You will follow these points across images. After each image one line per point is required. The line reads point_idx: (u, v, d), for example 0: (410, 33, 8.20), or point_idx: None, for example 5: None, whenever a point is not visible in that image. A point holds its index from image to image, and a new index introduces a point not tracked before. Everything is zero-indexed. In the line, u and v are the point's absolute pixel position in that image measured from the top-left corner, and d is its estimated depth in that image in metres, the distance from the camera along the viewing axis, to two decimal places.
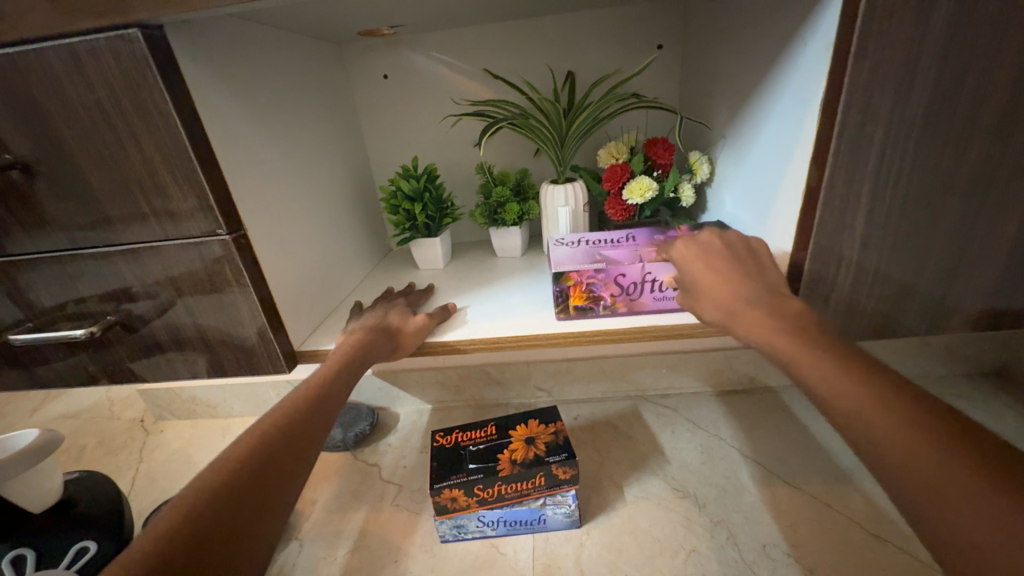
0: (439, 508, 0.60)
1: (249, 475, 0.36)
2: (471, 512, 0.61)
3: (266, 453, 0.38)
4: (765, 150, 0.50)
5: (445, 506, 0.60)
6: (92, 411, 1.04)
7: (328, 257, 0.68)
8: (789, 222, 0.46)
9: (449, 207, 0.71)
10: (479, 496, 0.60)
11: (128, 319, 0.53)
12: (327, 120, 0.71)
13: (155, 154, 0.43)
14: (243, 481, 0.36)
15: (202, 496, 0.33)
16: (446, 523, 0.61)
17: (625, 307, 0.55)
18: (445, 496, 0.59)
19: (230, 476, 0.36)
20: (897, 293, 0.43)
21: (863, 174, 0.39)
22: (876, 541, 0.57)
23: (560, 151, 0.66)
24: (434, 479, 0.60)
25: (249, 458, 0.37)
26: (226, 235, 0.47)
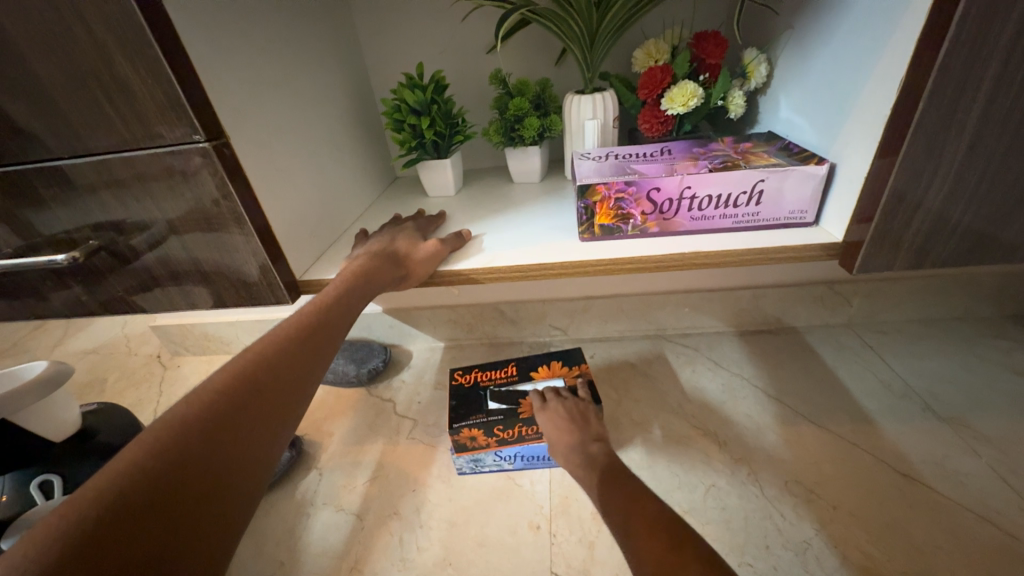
0: (459, 446, 0.58)
1: (230, 408, 0.34)
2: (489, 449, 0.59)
3: (250, 386, 0.36)
4: (846, 36, 0.41)
5: (464, 445, 0.58)
6: (110, 347, 1.04)
7: (328, 181, 0.61)
8: (872, 124, 0.38)
9: (460, 123, 0.63)
10: (499, 435, 0.58)
11: (112, 244, 0.48)
12: (317, 19, 0.61)
13: (110, 38, 0.36)
14: (224, 412, 0.33)
15: (174, 428, 0.31)
16: (463, 457, 0.60)
17: (657, 227, 0.49)
18: (466, 434, 0.57)
19: (208, 407, 0.33)
20: (997, 210, 0.36)
21: (991, 52, 0.30)
22: (906, 480, 0.55)
23: (589, 53, 0.56)
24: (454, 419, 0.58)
25: (229, 390, 0.34)
26: (205, 142, 0.41)
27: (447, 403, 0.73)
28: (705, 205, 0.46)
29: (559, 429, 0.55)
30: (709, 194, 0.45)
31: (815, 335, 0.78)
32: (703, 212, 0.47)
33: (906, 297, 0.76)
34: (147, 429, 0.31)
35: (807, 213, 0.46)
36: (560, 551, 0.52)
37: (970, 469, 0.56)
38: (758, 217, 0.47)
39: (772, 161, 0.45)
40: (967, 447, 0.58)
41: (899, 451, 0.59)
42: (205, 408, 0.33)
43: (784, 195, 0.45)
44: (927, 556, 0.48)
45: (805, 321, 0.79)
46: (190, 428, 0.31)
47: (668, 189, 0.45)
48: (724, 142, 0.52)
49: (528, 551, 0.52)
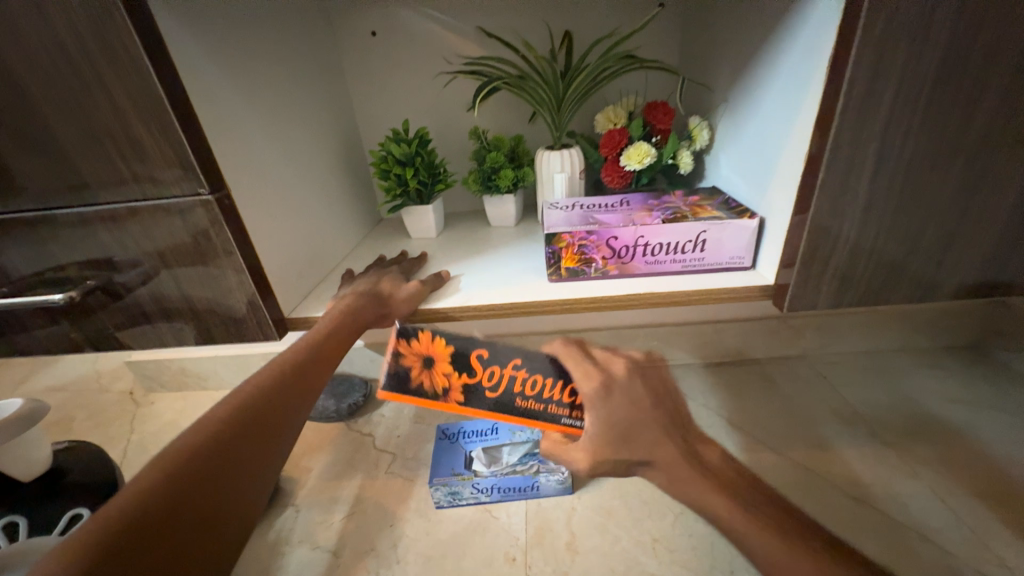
0: (397, 378, 0.41)
1: (226, 445, 0.36)
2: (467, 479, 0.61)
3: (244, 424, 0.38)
4: (767, 113, 0.49)
5: (408, 375, 0.42)
6: (80, 383, 1.02)
7: (316, 224, 0.66)
8: (790, 186, 0.45)
9: (442, 173, 0.69)
10: (472, 377, 0.41)
11: (109, 285, 0.51)
12: (314, 80, 0.67)
13: (129, 106, 0.40)
14: (225, 442, 0.36)
15: (181, 456, 0.34)
16: (440, 490, 0.62)
17: (616, 270, 0.54)
18: (420, 351, 0.41)
19: (212, 437, 0.36)
20: (894, 260, 0.43)
21: (870, 135, 0.38)
22: (855, 503, 0.60)
23: (556, 115, 0.63)
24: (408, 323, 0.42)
25: (227, 426, 0.37)
26: (208, 195, 0.45)
27: (426, 437, 0.75)
28: (658, 251, 0.52)
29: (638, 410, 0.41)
30: (661, 242, 0.51)
31: (773, 366, 0.84)
32: (656, 257, 0.53)
33: (852, 331, 0.83)
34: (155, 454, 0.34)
35: (745, 258, 0.53)
36: None
37: (914, 491, 0.61)
38: (704, 261, 0.53)
39: (713, 215, 0.52)
40: (910, 470, 0.63)
41: (848, 475, 0.63)
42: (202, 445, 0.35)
43: (724, 243, 0.52)
44: None
45: (763, 353, 0.85)
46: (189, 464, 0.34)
47: (624, 238, 0.51)
48: (675, 196, 0.59)
49: None
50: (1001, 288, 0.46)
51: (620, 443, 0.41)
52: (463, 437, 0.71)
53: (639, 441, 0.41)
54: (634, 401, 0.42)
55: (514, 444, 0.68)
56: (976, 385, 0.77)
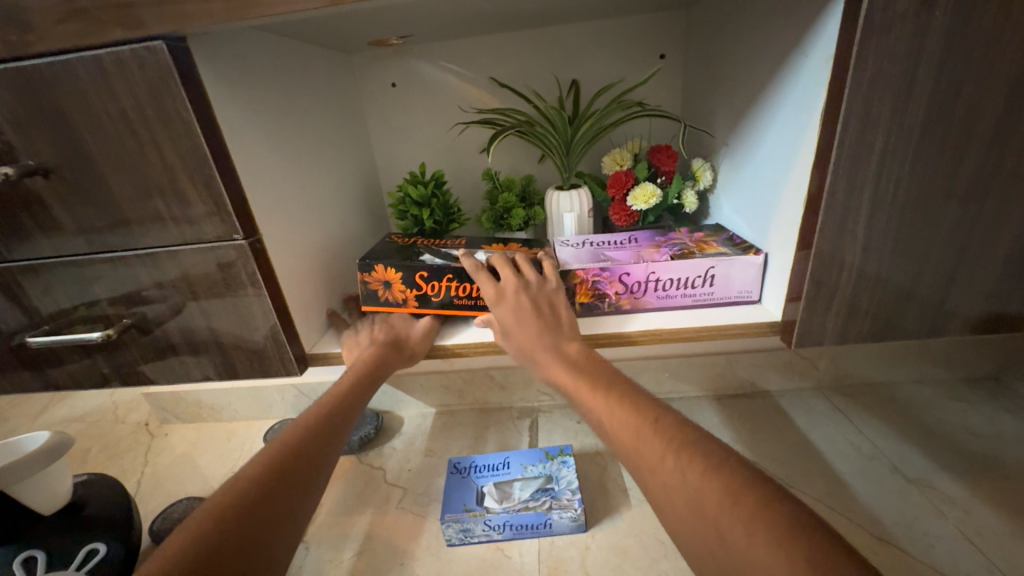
0: (368, 296, 0.60)
1: (258, 497, 0.38)
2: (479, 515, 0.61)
3: (274, 475, 0.40)
4: (765, 159, 0.52)
5: (377, 293, 0.60)
6: (97, 415, 1.04)
7: (336, 261, 0.69)
8: (791, 227, 0.47)
9: (456, 212, 0.72)
10: (421, 289, 0.58)
11: (142, 322, 0.54)
12: (338, 127, 0.72)
13: (175, 159, 0.44)
14: (254, 496, 0.38)
15: (213, 514, 0.36)
16: (452, 527, 0.61)
17: (629, 304, 0.56)
18: (379, 277, 0.58)
19: (240, 494, 0.38)
20: (897, 298, 0.45)
21: (864, 181, 0.40)
22: (880, 544, 0.58)
23: (566, 158, 0.66)
24: (369, 258, 0.59)
25: (255, 481, 0.39)
26: (242, 240, 0.48)
27: (437, 471, 0.75)
28: (669, 287, 0.55)
29: (520, 322, 0.51)
30: (671, 277, 0.54)
31: (786, 399, 0.84)
32: (667, 292, 0.55)
33: (865, 363, 0.83)
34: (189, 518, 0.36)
35: (753, 293, 0.55)
36: None
37: (942, 532, 0.59)
38: (713, 295, 0.55)
39: (719, 251, 0.54)
40: (935, 509, 0.62)
41: (871, 514, 0.62)
42: (235, 502, 0.37)
43: (732, 278, 0.54)
44: None
45: (776, 386, 0.85)
46: (224, 522, 0.35)
47: (637, 275, 0.54)
48: (681, 233, 0.61)
49: None
50: (1009, 324, 0.47)
51: (512, 333, 0.51)
52: (475, 471, 0.71)
53: (522, 334, 0.51)
54: (527, 301, 0.51)
55: (525, 479, 0.68)
56: (999, 418, 0.76)
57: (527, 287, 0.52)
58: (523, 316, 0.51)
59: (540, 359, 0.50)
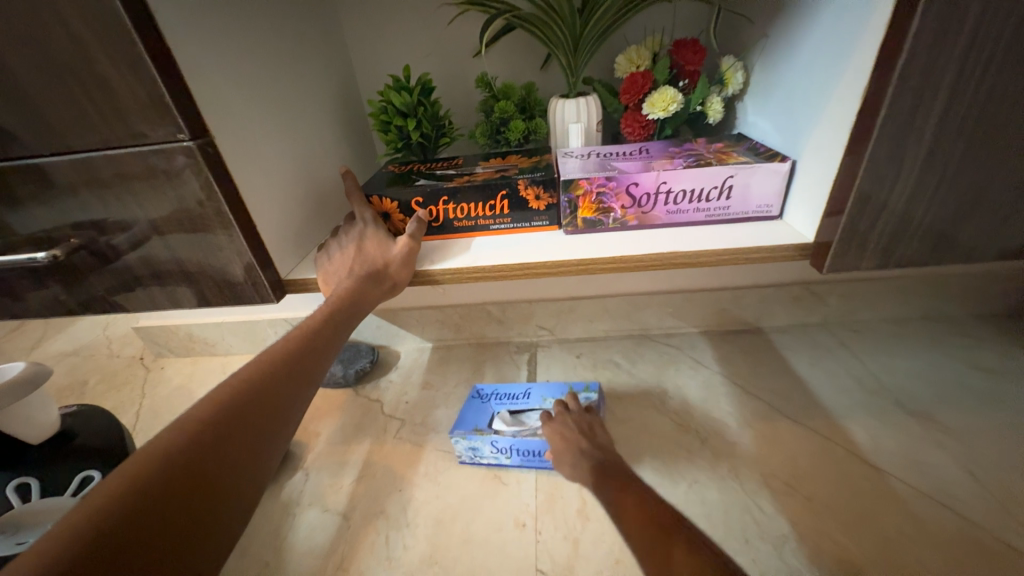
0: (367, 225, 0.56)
1: (188, 474, 0.32)
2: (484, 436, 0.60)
3: (208, 448, 0.34)
4: (815, 45, 0.43)
5: None
6: (91, 348, 1.02)
7: (314, 180, 0.61)
8: (840, 131, 0.40)
9: (447, 125, 0.63)
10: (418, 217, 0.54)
11: (95, 244, 0.48)
12: (306, 19, 0.61)
13: (91, 36, 0.36)
14: (212, 437, 0.35)
15: (166, 452, 0.32)
16: (462, 443, 0.61)
17: (635, 220, 0.51)
18: (377, 210, 0.54)
19: (195, 435, 0.34)
20: (959, 214, 0.39)
21: (946, 62, 0.32)
22: (879, 473, 0.57)
23: (572, 57, 0.57)
24: (368, 189, 0.54)
25: (212, 422, 0.36)
26: (190, 142, 0.41)
27: (434, 403, 0.73)
28: (680, 200, 0.49)
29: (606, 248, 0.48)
30: (685, 189, 0.48)
31: (792, 333, 0.81)
32: (679, 206, 0.50)
33: (880, 296, 0.79)
34: (134, 456, 0.32)
35: (773, 207, 0.49)
36: (545, 548, 0.53)
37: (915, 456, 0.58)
38: (728, 210, 0.50)
39: (741, 158, 0.48)
40: (940, 442, 0.60)
41: (874, 447, 0.60)
42: (160, 469, 0.31)
43: (751, 189, 0.48)
44: (899, 548, 0.50)
45: (783, 320, 0.82)
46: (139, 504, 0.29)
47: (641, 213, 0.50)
48: (699, 143, 0.54)
49: (514, 548, 0.53)
50: None
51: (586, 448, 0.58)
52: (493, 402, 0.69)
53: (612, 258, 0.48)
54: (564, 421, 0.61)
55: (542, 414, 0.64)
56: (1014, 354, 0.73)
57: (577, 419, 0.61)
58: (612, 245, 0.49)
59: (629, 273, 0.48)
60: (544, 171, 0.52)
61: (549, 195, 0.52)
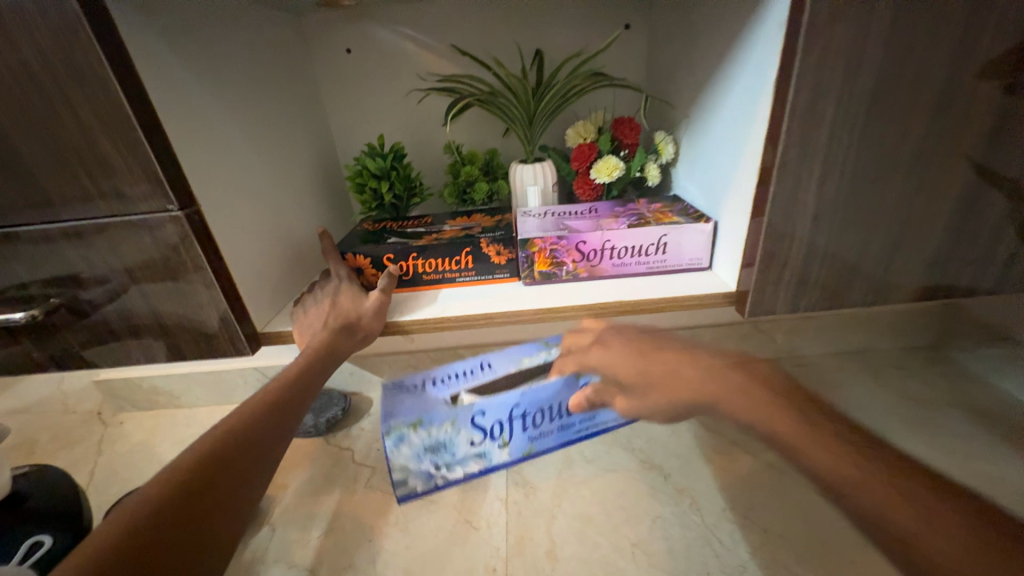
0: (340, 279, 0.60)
1: (165, 527, 0.33)
2: (458, 423, 0.64)
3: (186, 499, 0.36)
4: (722, 129, 0.52)
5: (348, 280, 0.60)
6: (43, 404, 0.98)
7: (291, 238, 0.66)
8: (746, 199, 0.48)
9: (418, 186, 0.69)
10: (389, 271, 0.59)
11: (74, 302, 0.50)
12: (291, 95, 0.68)
13: (93, 122, 0.40)
14: (194, 487, 0.36)
15: (149, 504, 0.34)
16: (428, 449, 0.65)
17: (586, 273, 0.57)
18: (352, 266, 0.58)
19: (177, 485, 0.36)
20: (847, 267, 0.47)
21: (815, 150, 0.41)
22: (825, 501, 0.62)
23: (528, 130, 0.65)
24: (343, 246, 0.59)
25: (194, 472, 0.37)
26: (179, 212, 0.45)
27: None
28: (623, 255, 0.56)
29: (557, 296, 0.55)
30: (626, 246, 0.55)
31: None
32: (623, 260, 0.56)
33: (817, 333, 0.87)
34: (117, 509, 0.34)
35: (703, 261, 0.56)
36: None
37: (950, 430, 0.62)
38: (666, 264, 0.57)
39: (674, 219, 0.56)
40: None
41: None
42: (143, 521, 0.33)
43: (684, 246, 0.55)
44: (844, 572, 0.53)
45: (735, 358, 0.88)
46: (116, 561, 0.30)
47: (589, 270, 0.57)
48: (641, 204, 0.62)
49: None
50: (945, 293, 0.49)
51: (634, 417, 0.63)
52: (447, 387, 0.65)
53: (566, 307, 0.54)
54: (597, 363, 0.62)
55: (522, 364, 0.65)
56: (935, 383, 0.81)
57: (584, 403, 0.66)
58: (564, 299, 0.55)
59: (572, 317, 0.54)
60: (504, 230, 0.59)
61: (508, 250, 0.58)
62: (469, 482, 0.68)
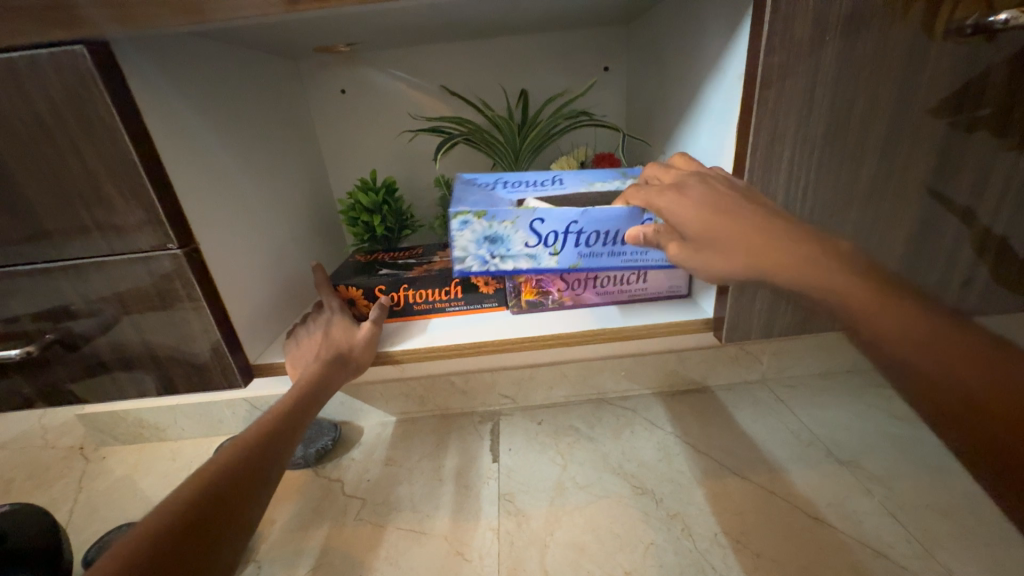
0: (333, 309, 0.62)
1: (174, 550, 0.35)
2: (520, 219, 0.51)
3: (192, 523, 0.37)
4: None
5: None
6: (22, 441, 0.96)
7: (287, 269, 0.68)
8: None
9: (409, 218, 0.72)
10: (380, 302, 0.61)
11: (68, 337, 0.51)
12: (288, 133, 0.72)
13: (100, 167, 0.42)
14: (190, 521, 0.37)
15: (146, 538, 0.34)
16: (481, 233, 0.53)
17: (571, 301, 0.61)
18: (343, 296, 0.60)
19: (173, 519, 0.36)
20: None
21: (776, 187, 0.45)
22: (814, 522, 0.62)
23: (515, 165, 0.68)
24: (335, 278, 0.61)
25: (190, 506, 0.38)
26: (177, 250, 0.47)
27: (397, 479, 0.74)
28: (606, 284, 0.59)
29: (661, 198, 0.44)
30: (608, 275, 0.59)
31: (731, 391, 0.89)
32: (605, 289, 0.60)
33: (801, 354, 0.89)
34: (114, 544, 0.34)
35: (681, 288, 0.60)
36: None
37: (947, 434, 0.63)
38: (646, 291, 0.60)
39: None
40: (863, 488, 0.66)
41: (808, 496, 0.66)
42: (141, 555, 0.33)
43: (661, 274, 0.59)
44: None
45: (723, 380, 0.89)
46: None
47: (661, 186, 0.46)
48: None
49: None
50: None
51: (717, 217, 0.41)
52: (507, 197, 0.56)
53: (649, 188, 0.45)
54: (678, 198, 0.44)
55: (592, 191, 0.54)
56: None
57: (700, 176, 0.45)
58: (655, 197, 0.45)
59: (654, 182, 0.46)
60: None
61: (497, 280, 0.61)
62: (461, 511, 0.68)
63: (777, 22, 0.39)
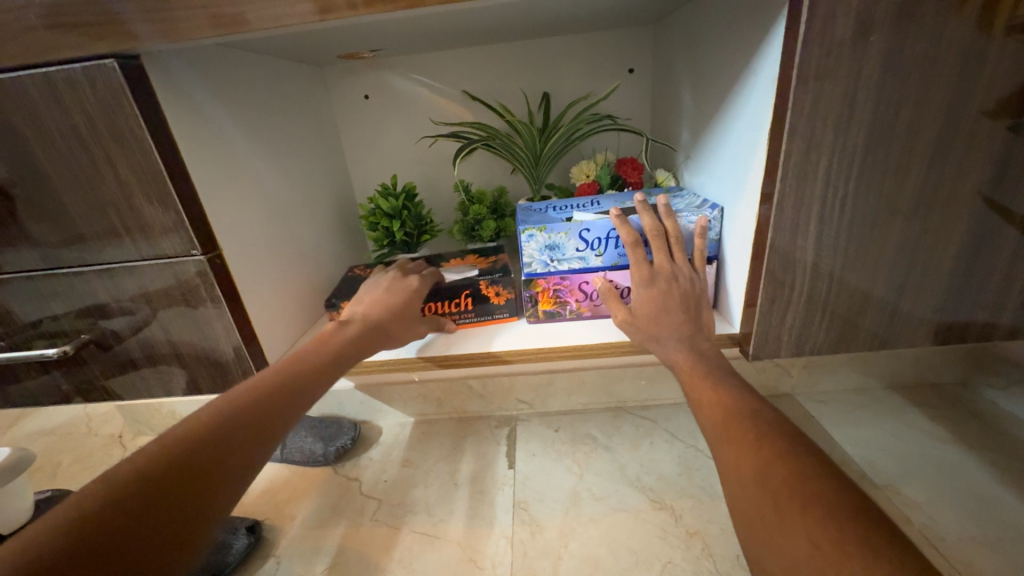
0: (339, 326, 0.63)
1: (167, 484, 0.32)
2: (572, 226, 0.53)
3: (178, 472, 0.33)
4: (722, 173, 0.54)
5: None
6: (70, 428, 1.02)
7: (309, 273, 0.69)
8: (745, 244, 0.49)
9: (428, 224, 0.72)
10: None
11: (102, 337, 0.53)
12: (312, 138, 0.73)
13: (131, 177, 0.44)
14: (185, 453, 0.35)
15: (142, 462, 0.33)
16: (536, 242, 0.54)
17: (589, 311, 0.60)
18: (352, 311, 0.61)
19: (171, 449, 0.34)
20: (849, 307, 0.47)
21: (810, 199, 0.43)
22: None
23: (535, 170, 0.68)
24: (334, 296, 0.61)
25: (191, 436, 0.36)
26: (201, 256, 0.48)
27: (412, 481, 0.75)
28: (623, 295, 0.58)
29: (653, 303, 0.50)
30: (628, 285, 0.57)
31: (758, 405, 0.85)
32: None
33: None
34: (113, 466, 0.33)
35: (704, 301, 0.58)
36: None
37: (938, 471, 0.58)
38: None
39: None
40: None
41: None
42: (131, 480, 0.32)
43: None
44: None
45: None
46: (110, 510, 0.30)
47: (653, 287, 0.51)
48: None
49: None
50: (957, 334, 0.49)
51: (647, 319, 0.51)
52: (553, 213, 0.58)
53: (653, 297, 0.50)
54: (663, 308, 0.50)
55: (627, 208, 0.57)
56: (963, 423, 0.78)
57: (676, 275, 0.51)
58: (647, 296, 0.51)
59: (658, 283, 0.51)
60: (502, 272, 0.61)
61: (507, 289, 0.61)
62: (475, 517, 0.67)
63: (816, 22, 0.37)
